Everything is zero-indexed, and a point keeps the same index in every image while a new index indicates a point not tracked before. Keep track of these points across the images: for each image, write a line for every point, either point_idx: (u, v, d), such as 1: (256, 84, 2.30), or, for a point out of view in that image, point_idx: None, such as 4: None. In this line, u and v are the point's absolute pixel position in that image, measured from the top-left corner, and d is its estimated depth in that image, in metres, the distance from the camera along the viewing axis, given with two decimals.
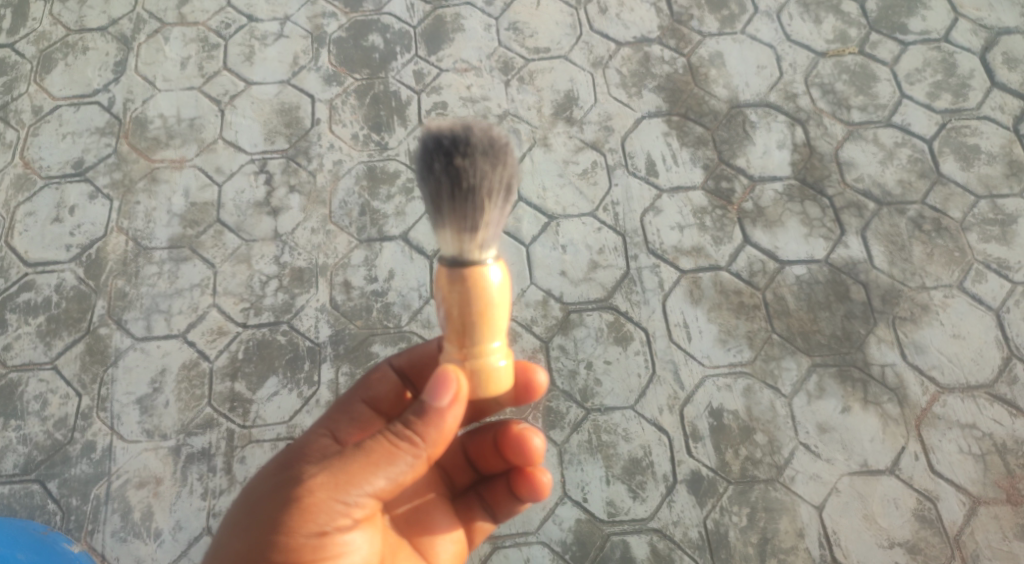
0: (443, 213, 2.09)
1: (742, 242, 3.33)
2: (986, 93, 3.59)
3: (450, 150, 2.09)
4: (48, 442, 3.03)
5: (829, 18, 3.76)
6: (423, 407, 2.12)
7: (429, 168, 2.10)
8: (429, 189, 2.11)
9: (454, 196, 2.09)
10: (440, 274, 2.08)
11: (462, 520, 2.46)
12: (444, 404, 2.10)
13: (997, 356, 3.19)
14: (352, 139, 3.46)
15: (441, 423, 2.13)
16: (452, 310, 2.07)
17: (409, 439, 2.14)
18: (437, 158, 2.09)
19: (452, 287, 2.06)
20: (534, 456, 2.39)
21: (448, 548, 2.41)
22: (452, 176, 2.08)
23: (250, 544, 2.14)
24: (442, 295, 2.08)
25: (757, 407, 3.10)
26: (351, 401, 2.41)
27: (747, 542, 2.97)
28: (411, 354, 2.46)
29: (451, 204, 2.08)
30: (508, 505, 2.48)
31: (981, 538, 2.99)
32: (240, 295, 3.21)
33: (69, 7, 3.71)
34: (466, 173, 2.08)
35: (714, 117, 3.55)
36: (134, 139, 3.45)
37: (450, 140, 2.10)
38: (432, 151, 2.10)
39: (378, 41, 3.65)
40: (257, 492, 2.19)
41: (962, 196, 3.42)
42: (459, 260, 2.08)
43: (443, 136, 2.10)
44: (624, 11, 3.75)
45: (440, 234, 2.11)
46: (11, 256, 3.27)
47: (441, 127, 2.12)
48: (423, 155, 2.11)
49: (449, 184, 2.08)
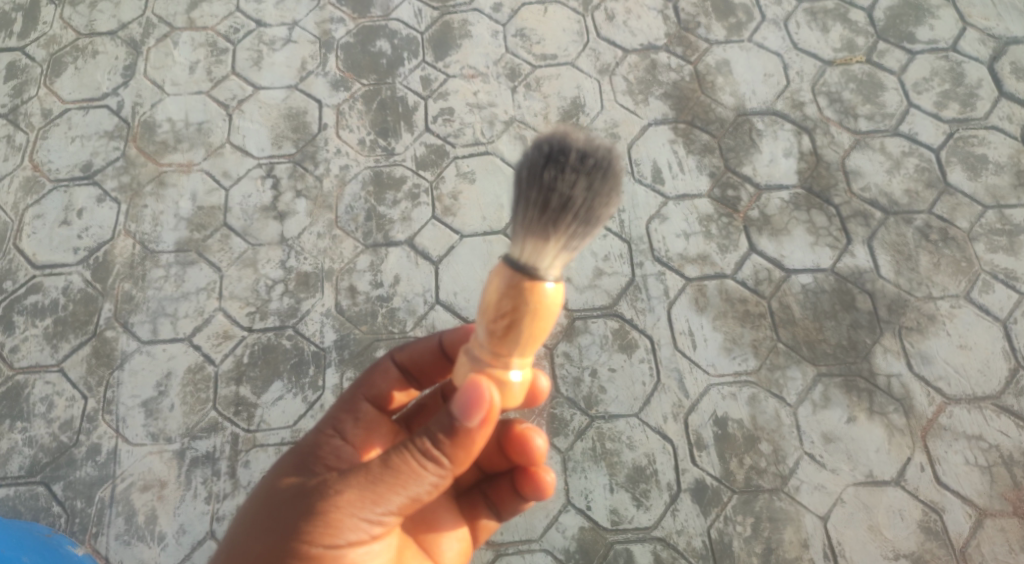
0: (556, 224, 2.05)
1: (748, 250, 3.33)
2: (993, 103, 3.59)
3: (592, 171, 2.08)
4: (53, 444, 3.04)
5: (837, 26, 3.76)
6: (453, 427, 2.10)
7: (563, 175, 2.07)
8: (551, 196, 2.06)
9: (579, 215, 2.07)
10: (522, 282, 2.01)
11: (467, 518, 2.46)
12: (475, 425, 2.08)
13: (1004, 368, 3.18)
14: (359, 145, 3.47)
15: (469, 444, 2.12)
16: (517, 323, 2.01)
17: (435, 460, 2.12)
18: (581, 174, 2.07)
19: (532, 300, 2.01)
20: (536, 456, 2.40)
21: (453, 546, 2.40)
22: (586, 197, 2.08)
23: (269, 549, 2.15)
24: (513, 304, 2.01)
25: (762, 416, 3.10)
26: (355, 399, 2.40)
27: (750, 552, 2.95)
28: (415, 350, 2.45)
29: (568, 221, 2.06)
30: (512, 504, 2.46)
31: (986, 550, 2.97)
32: (246, 299, 3.22)
33: (80, 11, 3.73)
34: (597, 199, 2.09)
35: (720, 125, 3.55)
36: (142, 143, 3.47)
37: (595, 161, 2.08)
38: (574, 163, 2.07)
39: (385, 46, 3.67)
40: (276, 497, 2.20)
41: (970, 207, 3.41)
42: (542, 275, 2.02)
43: (589, 153, 2.09)
44: (631, 18, 3.76)
45: (546, 243, 2.04)
46: (19, 258, 3.29)
47: (587, 143, 2.09)
48: (562, 161, 2.07)
49: (581, 203, 2.07)
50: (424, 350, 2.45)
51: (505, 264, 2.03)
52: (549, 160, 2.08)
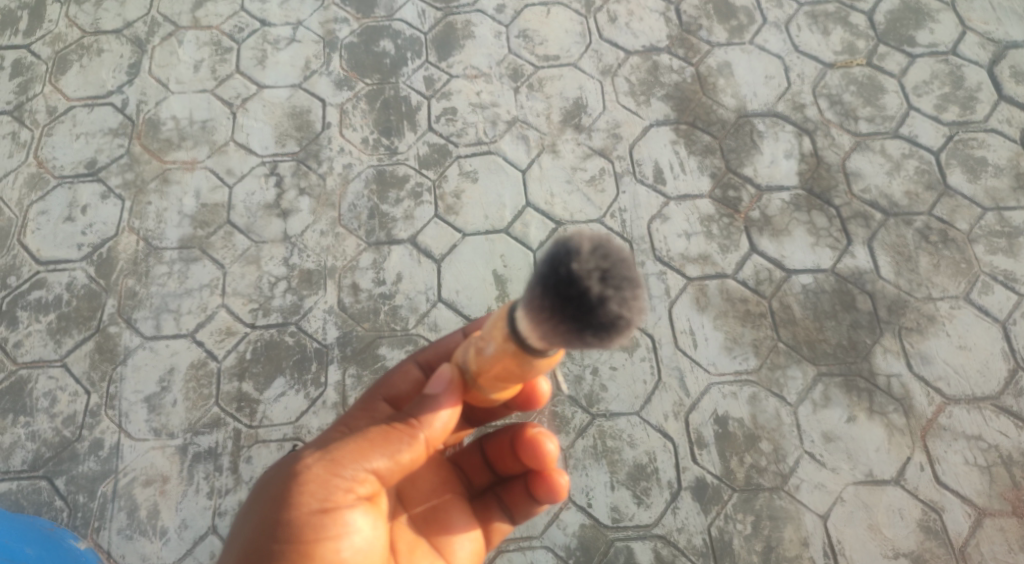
0: (527, 314, 1.95)
1: (748, 251, 3.35)
2: (993, 106, 3.61)
3: (572, 297, 1.90)
4: (56, 439, 3.05)
5: (838, 29, 3.78)
6: (423, 397, 2.19)
7: (552, 281, 1.92)
8: (542, 298, 1.93)
9: (546, 325, 1.93)
10: (518, 355, 1.98)
11: (481, 520, 2.47)
12: (440, 392, 2.17)
13: (1003, 369, 3.20)
14: (362, 143, 3.49)
15: (435, 409, 2.17)
16: (504, 369, 2.02)
17: (405, 420, 2.19)
18: (560, 291, 1.90)
19: (501, 354, 2.00)
20: (547, 460, 2.37)
21: (466, 547, 2.40)
22: (556, 314, 1.91)
23: (257, 523, 2.17)
24: (492, 348, 2.02)
25: (762, 415, 3.11)
26: (372, 400, 2.38)
27: (751, 550, 2.96)
28: (434, 349, 2.46)
29: (557, 336, 1.94)
30: (526, 506, 2.48)
31: (985, 549, 2.98)
32: (249, 296, 3.23)
33: (85, 10, 3.74)
34: (561, 323, 1.91)
35: (722, 126, 3.57)
36: (147, 140, 3.48)
37: (580, 293, 1.89)
38: (564, 282, 1.90)
39: (389, 46, 3.69)
40: (267, 477, 2.26)
41: (969, 208, 3.43)
42: (510, 348, 1.98)
43: (580, 284, 1.89)
44: (634, 20, 3.78)
45: (518, 316, 1.97)
46: (23, 254, 3.30)
47: (594, 281, 1.90)
48: (563, 274, 1.91)
49: (550, 318, 1.92)
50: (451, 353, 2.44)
51: (503, 316, 2.01)
52: (557, 258, 1.93)
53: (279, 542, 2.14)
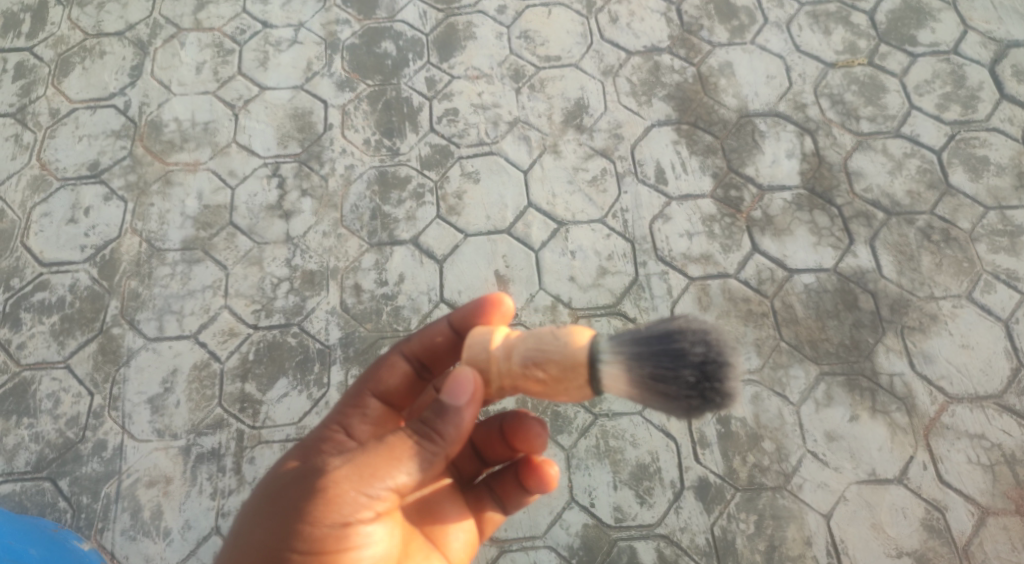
0: (637, 380, 2.08)
1: (750, 250, 3.35)
2: (994, 105, 3.61)
3: (702, 392, 2.06)
4: (59, 440, 3.05)
5: (839, 29, 3.79)
6: (443, 406, 2.16)
7: (686, 371, 2.07)
8: (672, 382, 2.07)
9: (661, 399, 2.08)
10: (580, 389, 2.09)
11: (473, 510, 2.45)
12: (463, 403, 2.14)
13: (1006, 367, 3.19)
14: (364, 144, 3.49)
15: (459, 420, 2.16)
16: (546, 387, 2.09)
17: (430, 437, 2.16)
18: (695, 384, 2.06)
19: (555, 378, 2.08)
20: (538, 447, 2.44)
21: (459, 537, 2.38)
22: (678, 397, 2.07)
23: (274, 533, 2.16)
24: (545, 370, 2.08)
25: (765, 415, 3.11)
26: (361, 394, 2.39)
27: (754, 549, 2.96)
28: (417, 339, 2.44)
29: (656, 403, 2.09)
30: (518, 496, 2.48)
31: (989, 548, 2.98)
32: (252, 297, 3.24)
33: (88, 12, 3.75)
34: (676, 405, 2.08)
35: (724, 126, 3.57)
36: (149, 142, 3.49)
37: (711, 391, 2.06)
38: (699, 377, 2.06)
39: (391, 47, 3.69)
40: (278, 482, 2.22)
41: (972, 207, 3.43)
42: (575, 382, 2.08)
43: (714, 386, 2.06)
44: (635, 20, 3.79)
45: (612, 368, 2.08)
46: (27, 256, 3.31)
47: (728, 386, 2.07)
48: (702, 373, 2.06)
49: (671, 397, 2.07)
50: (440, 345, 2.44)
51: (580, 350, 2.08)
52: (699, 352, 2.08)
53: (297, 552, 2.14)
